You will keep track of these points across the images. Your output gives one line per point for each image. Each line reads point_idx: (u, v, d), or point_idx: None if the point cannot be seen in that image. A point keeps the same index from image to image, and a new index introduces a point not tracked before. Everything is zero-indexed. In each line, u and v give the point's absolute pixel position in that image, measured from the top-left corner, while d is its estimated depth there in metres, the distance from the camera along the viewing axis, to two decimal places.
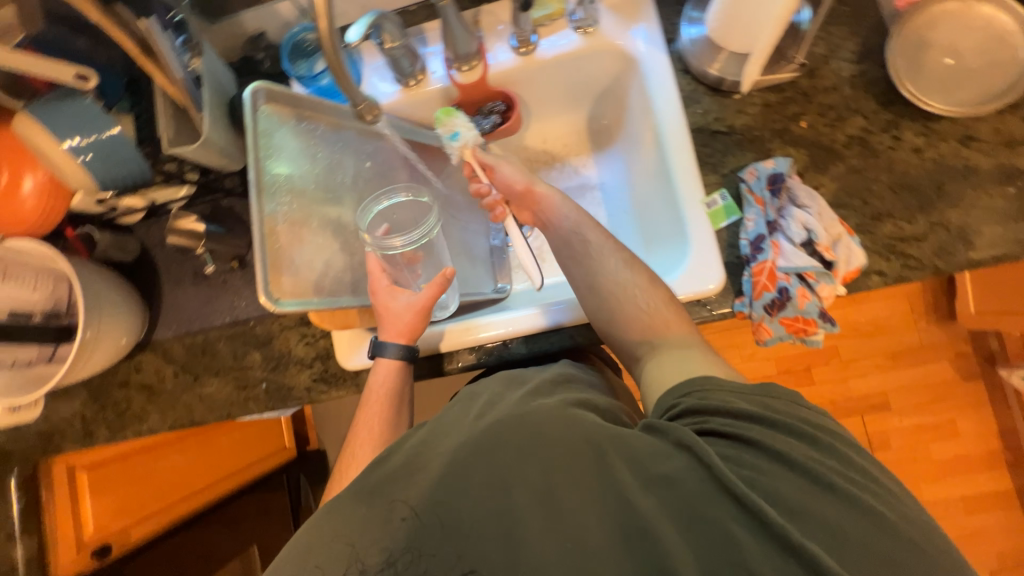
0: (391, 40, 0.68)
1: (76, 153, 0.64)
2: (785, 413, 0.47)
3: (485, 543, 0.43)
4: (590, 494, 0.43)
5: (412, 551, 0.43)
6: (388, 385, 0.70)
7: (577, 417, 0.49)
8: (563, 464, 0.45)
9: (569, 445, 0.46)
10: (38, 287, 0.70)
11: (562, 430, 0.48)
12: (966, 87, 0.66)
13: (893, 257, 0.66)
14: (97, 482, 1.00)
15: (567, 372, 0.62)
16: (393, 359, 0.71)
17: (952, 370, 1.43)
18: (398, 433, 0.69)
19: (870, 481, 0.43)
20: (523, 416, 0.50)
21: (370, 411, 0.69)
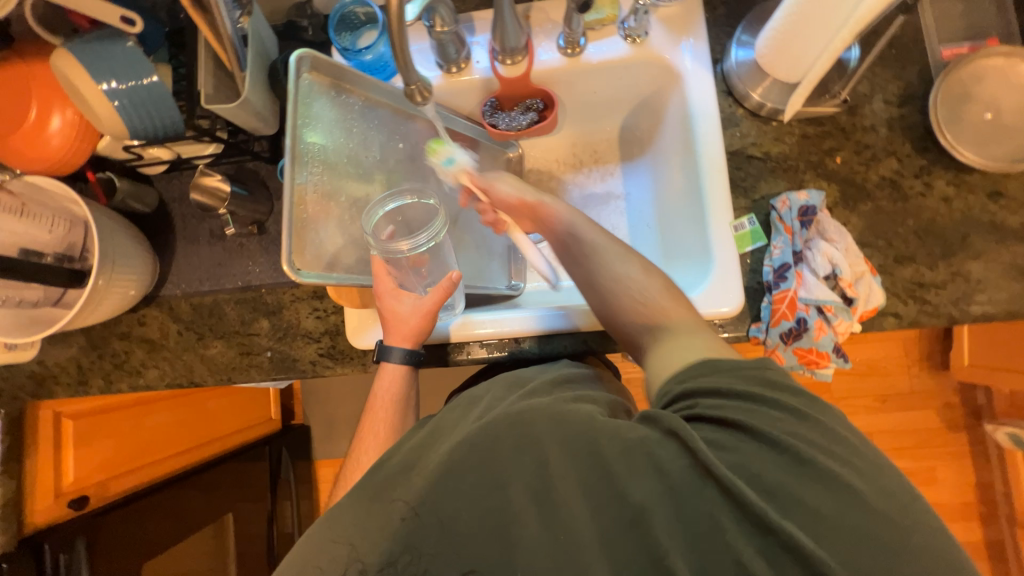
0: (442, 24, 0.68)
1: (111, 95, 0.61)
2: (780, 394, 0.46)
3: (481, 545, 0.43)
4: (586, 492, 0.43)
5: (410, 551, 0.43)
6: (395, 384, 0.70)
7: (572, 412, 0.47)
8: (558, 463, 0.44)
9: (565, 444, 0.44)
10: (53, 228, 0.69)
11: (554, 424, 0.46)
12: (1002, 144, 0.66)
13: (910, 300, 0.67)
14: (80, 433, 0.97)
15: (568, 373, 0.61)
16: (399, 365, 0.70)
17: (938, 419, 1.45)
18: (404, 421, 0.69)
19: (856, 459, 0.42)
20: (515, 412, 0.48)
21: (377, 408, 0.69)
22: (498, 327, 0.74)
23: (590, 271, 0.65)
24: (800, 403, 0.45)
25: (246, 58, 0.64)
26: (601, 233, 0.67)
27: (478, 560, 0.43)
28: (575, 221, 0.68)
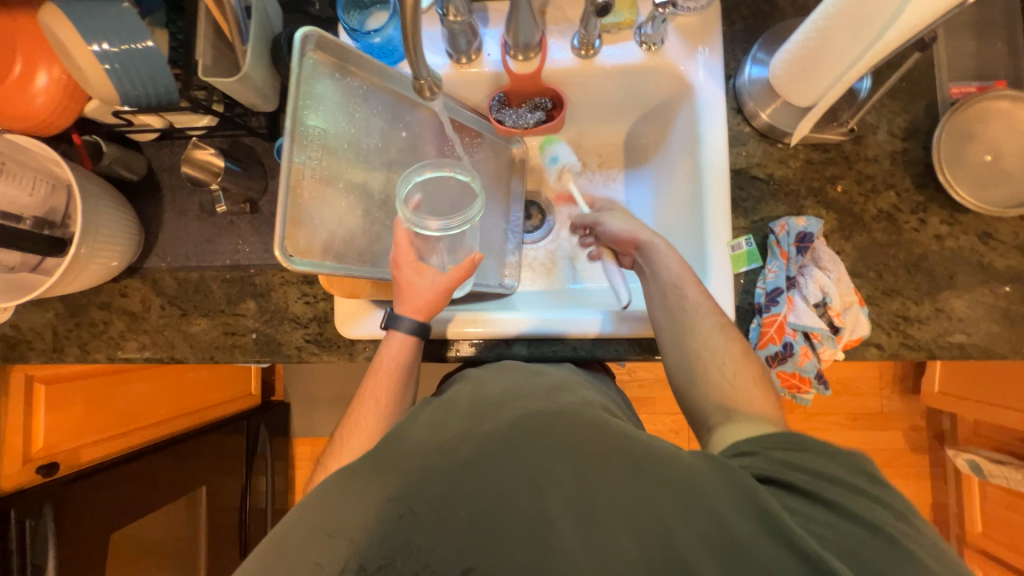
0: (455, 13, 0.66)
1: (101, 58, 0.58)
2: (852, 469, 0.47)
3: (484, 544, 0.43)
4: (622, 494, 0.44)
5: (406, 545, 0.43)
6: (398, 357, 0.67)
7: (610, 431, 0.50)
8: (607, 476, 0.45)
9: (602, 449, 0.47)
10: (34, 190, 0.67)
11: (604, 446, 0.48)
12: (999, 188, 0.67)
13: (893, 333, 0.68)
14: (55, 398, 0.95)
15: (562, 382, 0.59)
16: (405, 335, 0.68)
17: (903, 440, 1.50)
18: (406, 404, 0.67)
19: (919, 533, 0.44)
20: (552, 416, 0.51)
21: (372, 388, 0.66)
22: (491, 327, 0.73)
23: (686, 328, 0.63)
24: (869, 476, 0.47)
25: (248, 30, 0.62)
26: (702, 294, 0.64)
27: (477, 559, 0.42)
28: (682, 276, 0.65)
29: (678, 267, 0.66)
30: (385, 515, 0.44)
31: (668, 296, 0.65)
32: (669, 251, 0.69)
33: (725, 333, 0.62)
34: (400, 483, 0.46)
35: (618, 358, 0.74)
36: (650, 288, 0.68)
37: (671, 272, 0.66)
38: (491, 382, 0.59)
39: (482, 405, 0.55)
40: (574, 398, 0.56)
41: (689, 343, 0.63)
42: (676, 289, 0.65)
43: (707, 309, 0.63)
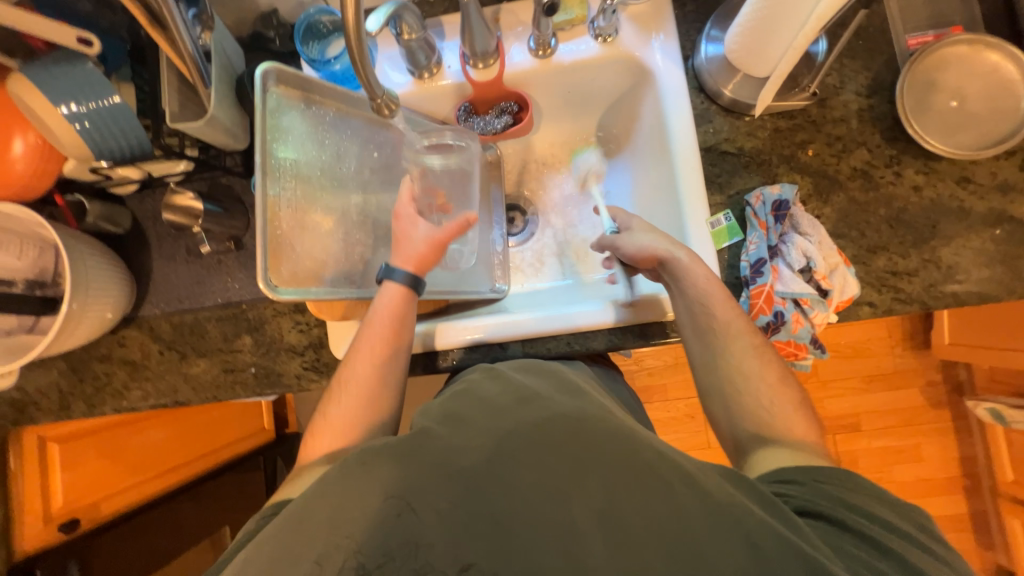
0: (409, 31, 0.67)
1: (72, 119, 0.61)
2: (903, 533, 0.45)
3: (486, 538, 0.42)
4: (647, 503, 0.43)
5: (407, 543, 0.42)
6: (394, 310, 0.67)
7: (639, 447, 0.48)
8: (636, 496, 0.44)
9: (628, 459, 0.46)
10: (23, 254, 0.68)
11: (636, 467, 0.45)
12: (970, 131, 0.67)
13: (884, 289, 0.68)
14: (69, 456, 0.95)
15: (573, 383, 0.58)
16: (400, 286, 0.68)
17: (921, 397, 1.48)
18: (403, 353, 0.67)
19: None
20: (577, 419, 0.50)
21: (368, 340, 0.66)
22: (483, 332, 0.73)
23: (718, 351, 0.63)
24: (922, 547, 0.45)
25: (209, 73, 0.63)
26: (737, 314, 0.63)
27: (477, 555, 0.41)
28: (711, 294, 0.63)
29: (706, 283, 0.63)
30: (385, 516, 0.43)
31: (696, 311, 0.64)
32: (696, 266, 0.64)
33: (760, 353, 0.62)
34: (394, 482, 0.45)
35: (615, 348, 0.74)
36: (682, 303, 0.65)
37: (699, 291, 0.63)
38: (509, 379, 0.58)
39: (501, 403, 0.54)
40: (594, 403, 0.55)
41: (714, 337, 0.63)
42: (706, 310, 0.63)
43: (739, 323, 0.63)
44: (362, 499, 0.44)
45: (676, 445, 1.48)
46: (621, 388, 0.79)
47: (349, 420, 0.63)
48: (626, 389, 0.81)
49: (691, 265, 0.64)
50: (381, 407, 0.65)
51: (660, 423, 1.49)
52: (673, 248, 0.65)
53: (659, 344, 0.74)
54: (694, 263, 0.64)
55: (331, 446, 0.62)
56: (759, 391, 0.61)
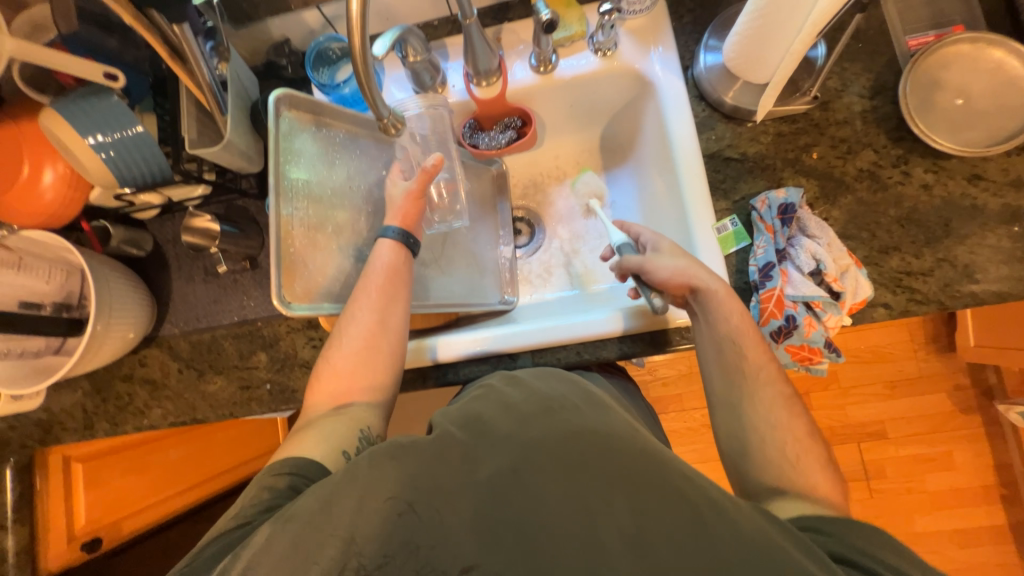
0: (414, 54, 0.70)
1: (98, 148, 0.64)
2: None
3: (488, 540, 0.42)
4: (675, 529, 0.41)
5: (407, 544, 0.43)
6: (389, 269, 0.66)
7: (668, 465, 0.46)
8: (667, 517, 0.42)
9: (658, 483, 0.44)
10: (51, 279, 0.72)
11: (665, 487, 0.44)
12: (978, 128, 0.66)
13: (899, 290, 0.67)
14: (92, 475, 0.96)
15: (599, 396, 0.56)
16: (394, 242, 0.67)
17: (949, 402, 1.43)
18: (401, 312, 0.66)
19: None
20: (606, 436, 0.48)
21: (363, 298, 0.65)
22: (492, 341, 0.74)
23: (746, 395, 0.61)
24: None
25: (226, 101, 0.66)
26: (765, 355, 0.62)
27: (479, 556, 0.41)
28: (742, 331, 0.62)
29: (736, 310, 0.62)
30: (386, 514, 0.44)
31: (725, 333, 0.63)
32: (730, 295, 0.63)
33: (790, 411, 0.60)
34: (399, 483, 0.45)
35: (626, 357, 0.73)
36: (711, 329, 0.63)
37: (730, 317, 0.62)
38: (530, 385, 0.56)
39: (528, 411, 0.52)
40: (622, 419, 0.52)
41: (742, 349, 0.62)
42: (735, 346, 0.62)
43: (771, 371, 0.61)
44: (367, 501, 0.45)
45: (694, 456, 1.45)
46: (637, 401, 0.78)
47: (349, 371, 0.65)
48: (639, 400, 0.80)
49: (723, 295, 0.62)
50: (378, 362, 0.66)
51: (677, 434, 1.46)
52: (705, 275, 0.63)
53: (670, 352, 0.73)
54: (724, 292, 0.62)
55: (333, 394, 0.65)
56: (768, 396, 0.60)
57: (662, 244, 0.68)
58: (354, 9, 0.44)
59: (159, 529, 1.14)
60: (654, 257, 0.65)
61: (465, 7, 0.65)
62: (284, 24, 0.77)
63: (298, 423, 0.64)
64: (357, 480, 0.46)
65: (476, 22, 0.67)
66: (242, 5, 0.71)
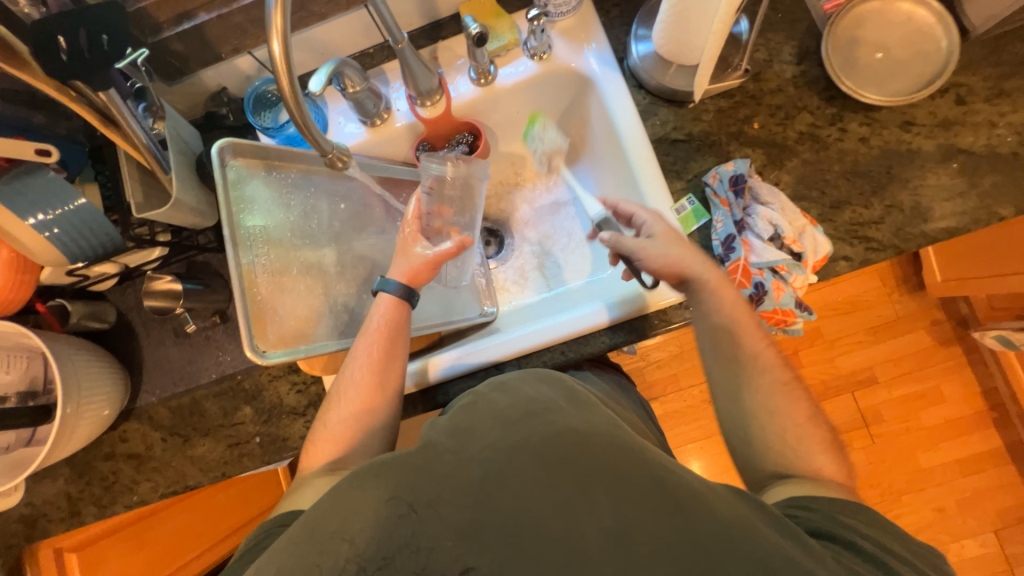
0: (353, 84, 0.70)
1: (42, 228, 0.62)
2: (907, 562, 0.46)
3: (475, 544, 0.42)
4: (655, 517, 0.42)
5: (409, 543, 0.42)
6: (385, 326, 0.66)
7: (649, 457, 0.47)
8: (643, 511, 0.43)
9: (637, 477, 0.45)
10: (11, 368, 0.69)
11: (645, 480, 0.45)
12: (899, 78, 0.70)
13: (856, 241, 0.69)
14: (92, 561, 0.95)
15: (584, 396, 0.55)
16: (393, 296, 0.68)
17: (929, 338, 1.48)
18: (398, 367, 0.66)
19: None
20: (587, 435, 0.48)
21: (362, 354, 0.65)
22: (477, 354, 0.74)
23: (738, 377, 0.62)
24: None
25: (168, 159, 0.65)
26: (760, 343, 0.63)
27: (475, 557, 0.41)
28: (736, 321, 0.63)
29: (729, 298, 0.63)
30: (383, 518, 0.43)
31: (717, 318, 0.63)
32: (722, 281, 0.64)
33: (778, 393, 0.61)
34: (392, 486, 0.45)
35: (612, 348, 0.74)
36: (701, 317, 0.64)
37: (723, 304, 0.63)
38: (516, 390, 0.54)
39: (509, 416, 0.50)
40: (605, 417, 0.52)
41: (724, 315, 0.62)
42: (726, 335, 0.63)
43: (753, 360, 0.63)
44: (357, 516, 0.43)
45: (699, 433, 1.46)
46: (629, 392, 0.78)
47: (343, 428, 0.63)
48: (631, 389, 0.80)
49: (717, 287, 0.63)
50: (372, 418, 0.64)
51: (679, 414, 1.48)
52: (698, 264, 0.64)
53: (653, 337, 0.74)
54: (711, 275, 0.64)
55: (324, 454, 0.62)
56: (750, 383, 0.62)
57: (655, 230, 0.67)
58: (276, 49, 0.44)
59: None
60: (647, 241, 0.65)
61: (395, 32, 0.65)
62: (218, 73, 0.76)
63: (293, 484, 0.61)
64: (340, 506, 0.45)
65: (409, 45, 0.68)
66: (170, 60, 0.71)
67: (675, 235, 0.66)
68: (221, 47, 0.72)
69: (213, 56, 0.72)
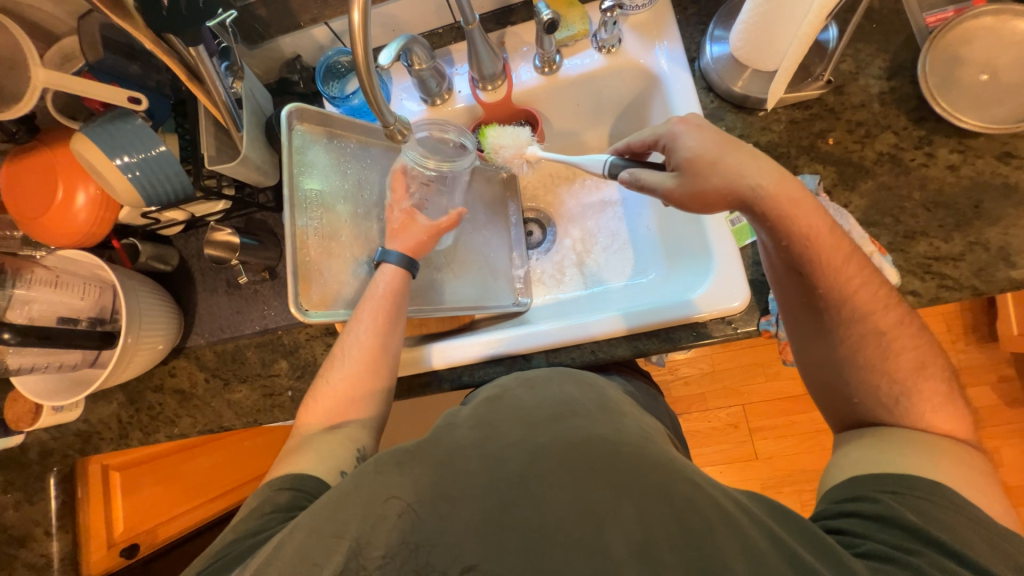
0: (420, 62, 0.71)
1: (125, 169, 0.67)
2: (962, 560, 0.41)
3: (490, 541, 0.40)
4: (675, 536, 0.39)
5: (415, 541, 0.40)
6: (388, 293, 0.66)
7: (679, 470, 0.44)
8: (663, 527, 0.40)
9: (663, 490, 0.42)
10: (85, 295, 0.75)
11: (672, 494, 0.41)
12: (1004, 103, 0.64)
13: (927, 276, 0.64)
14: (128, 483, 1.01)
15: (612, 403, 0.51)
16: (395, 266, 0.68)
17: (994, 395, 1.35)
18: (398, 335, 0.66)
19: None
20: (614, 443, 0.45)
21: (366, 317, 0.65)
22: (503, 342, 0.73)
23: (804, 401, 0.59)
24: None
25: (241, 118, 0.69)
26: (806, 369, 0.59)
27: (480, 556, 0.39)
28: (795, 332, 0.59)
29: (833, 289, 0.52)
30: (386, 515, 0.42)
31: None
32: (801, 240, 0.53)
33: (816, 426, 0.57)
34: (410, 481, 0.44)
35: (641, 354, 0.72)
36: (768, 244, 0.56)
37: None
38: (544, 386, 0.53)
39: (532, 415, 0.48)
40: (635, 425, 0.49)
41: None
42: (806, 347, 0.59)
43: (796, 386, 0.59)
44: (373, 504, 0.43)
45: (720, 457, 1.41)
46: (658, 402, 0.76)
47: (344, 392, 0.65)
48: (660, 400, 0.78)
49: (812, 254, 0.53)
50: (374, 380, 0.66)
51: (701, 434, 1.43)
52: (811, 221, 0.52)
53: (687, 349, 0.71)
54: (815, 239, 0.53)
55: (330, 413, 0.64)
56: None
57: (681, 158, 0.56)
58: (356, 19, 0.46)
59: (201, 530, 1.21)
60: (672, 179, 0.56)
61: (467, 13, 0.65)
62: (295, 41, 0.80)
63: (291, 445, 0.63)
64: (359, 492, 0.44)
65: (479, 27, 0.68)
66: (254, 25, 0.74)
67: (707, 157, 0.54)
68: (300, 16, 0.75)
69: (293, 24, 0.75)
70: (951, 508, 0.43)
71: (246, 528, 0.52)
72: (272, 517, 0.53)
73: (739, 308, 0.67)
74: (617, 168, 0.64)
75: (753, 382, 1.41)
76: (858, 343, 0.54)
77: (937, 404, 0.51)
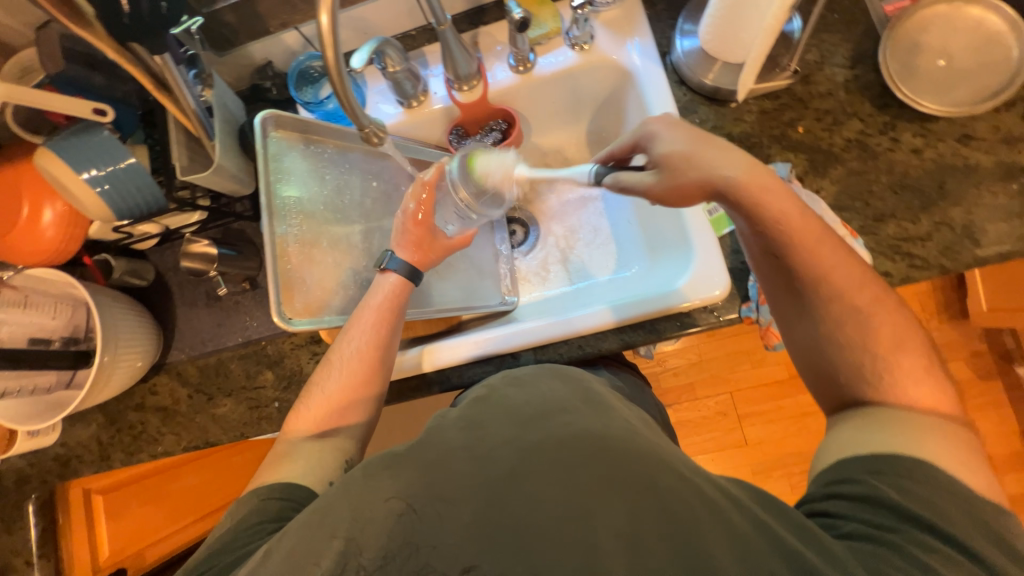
0: (393, 64, 0.71)
1: (93, 183, 0.65)
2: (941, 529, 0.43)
3: (482, 539, 0.40)
4: (666, 524, 0.40)
5: (408, 543, 0.40)
6: (386, 306, 0.66)
7: (667, 459, 0.45)
8: (654, 515, 0.40)
9: (652, 479, 0.42)
10: (57, 314, 0.74)
11: (662, 483, 0.42)
12: (960, 88, 0.66)
13: (898, 257, 0.66)
14: (111, 506, 0.98)
15: (599, 397, 0.52)
16: (399, 278, 0.67)
17: (967, 369, 1.40)
18: (393, 347, 0.66)
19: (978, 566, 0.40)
20: (602, 436, 0.45)
21: (363, 328, 0.65)
22: (491, 342, 0.74)
23: None
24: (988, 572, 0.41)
25: (213, 126, 0.68)
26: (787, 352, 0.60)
27: (476, 556, 0.39)
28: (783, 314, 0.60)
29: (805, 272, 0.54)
30: (382, 516, 0.41)
31: None
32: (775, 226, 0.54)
33: None
34: (401, 484, 0.43)
35: (628, 347, 0.73)
36: (745, 231, 0.57)
37: None
38: (534, 383, 0.53)
39: (522, 412, 0.48)
40: (623, 418, 0.49)
41: None
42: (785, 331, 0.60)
43: None
44: (365, 508, 0.42)
45: (710, 445, 1.43)
46: (646, 394, 0.77)
47: (335, 401, 0.64)
48: (648, 392, 0.79)
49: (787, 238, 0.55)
50: (365, 390, 0.65)
51: (692, 424, 1.45)
52: (781, 205, 0.54)
53: (672, 339, 0.72)
54: (786, 222, 0.54)
55: (317, 422, 0.63)
56: None
57: (658, 154, 0.57)
58: (324, 22, 0.45)
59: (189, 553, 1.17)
60: (651, 175, 0.57)
61: (438, 13, 0.65)
62: (265, 47, 0.79)
63: (276, 451, 0.62)
64: (349, 499, 0.44)
65: (451, 27, 0.68)
66: (222, 32, 0.73)
67: (682, 152, 0.55)
68: (269, 22, 0.74)
69: (263, 30, 0.74)
70: (927, 482, 0.45)
71: (232, 541, 0.51)
72: (260, 528, 0.52)
73: (722, 295, 0.68)
74: (600, 176, 0.63)
75: (740, 369, 1.44)
76: (835, 324, 0.56)
77: (912, 380, 0.53)
